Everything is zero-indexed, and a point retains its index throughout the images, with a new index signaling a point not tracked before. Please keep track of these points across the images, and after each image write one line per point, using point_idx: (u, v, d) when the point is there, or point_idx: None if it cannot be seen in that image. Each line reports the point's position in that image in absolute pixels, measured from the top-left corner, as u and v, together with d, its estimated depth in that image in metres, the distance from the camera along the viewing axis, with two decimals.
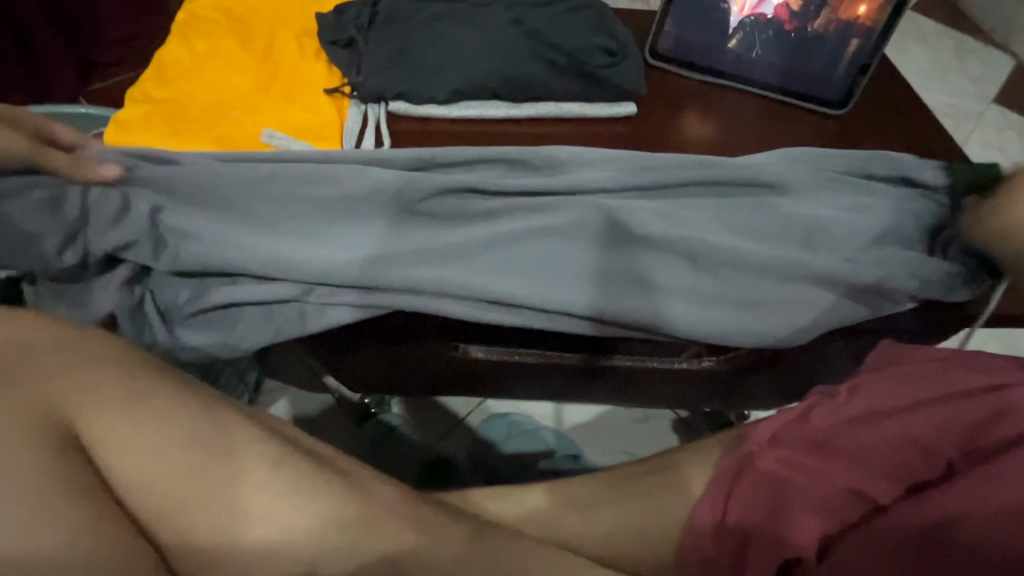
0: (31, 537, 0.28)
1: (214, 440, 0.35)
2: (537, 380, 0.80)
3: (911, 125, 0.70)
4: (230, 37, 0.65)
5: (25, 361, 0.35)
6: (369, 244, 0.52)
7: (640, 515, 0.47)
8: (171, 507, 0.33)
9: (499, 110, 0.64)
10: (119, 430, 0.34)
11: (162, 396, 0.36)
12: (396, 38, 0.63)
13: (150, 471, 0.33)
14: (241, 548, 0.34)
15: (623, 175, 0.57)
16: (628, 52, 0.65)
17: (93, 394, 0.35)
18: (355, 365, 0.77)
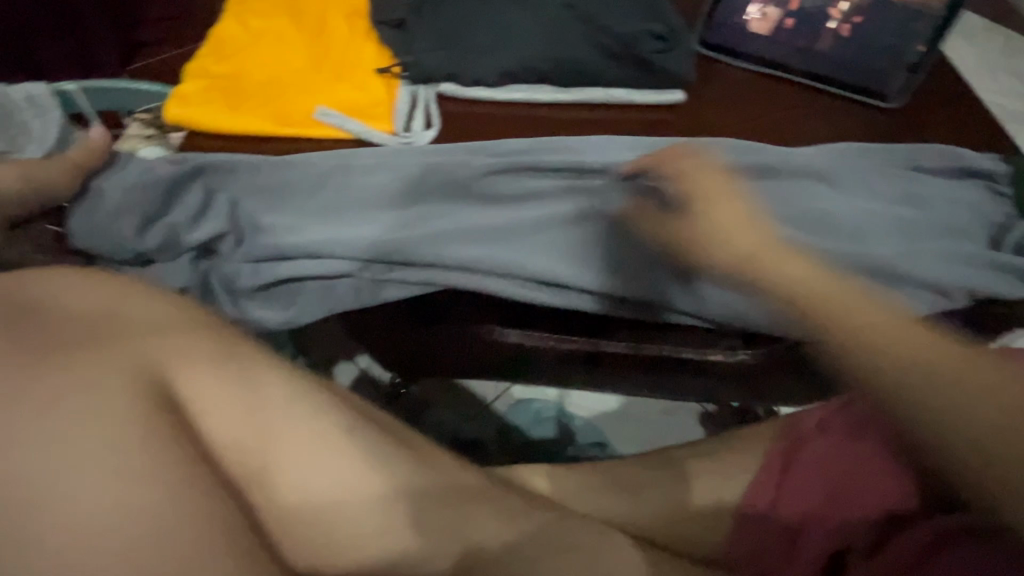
0: (136, 486, 0.30)
1: (291, 404, 0.36)
2: (564, 365, 0.80)
3: (967, 117, 0.69)
4: (282, 15, 0.66)
5: (115, 320, 0.36)
6: (414, 222, 0.53)
7: (687, 498, 0.49)
8: (254, 464, 0.35)
9: (546, 94, 0.64)
10: (203, 389, 0.35)
11: (242, 359, 0.37)
12: (447, 20, 0.63)
13: (232, 429, 0.35)
14: (318, 507, 0.35)
15: (663, 160, 0.56)
16: (679, 39, 0.65)
17: (180, 352, 0.36)
18: (393, 347, 0.79)
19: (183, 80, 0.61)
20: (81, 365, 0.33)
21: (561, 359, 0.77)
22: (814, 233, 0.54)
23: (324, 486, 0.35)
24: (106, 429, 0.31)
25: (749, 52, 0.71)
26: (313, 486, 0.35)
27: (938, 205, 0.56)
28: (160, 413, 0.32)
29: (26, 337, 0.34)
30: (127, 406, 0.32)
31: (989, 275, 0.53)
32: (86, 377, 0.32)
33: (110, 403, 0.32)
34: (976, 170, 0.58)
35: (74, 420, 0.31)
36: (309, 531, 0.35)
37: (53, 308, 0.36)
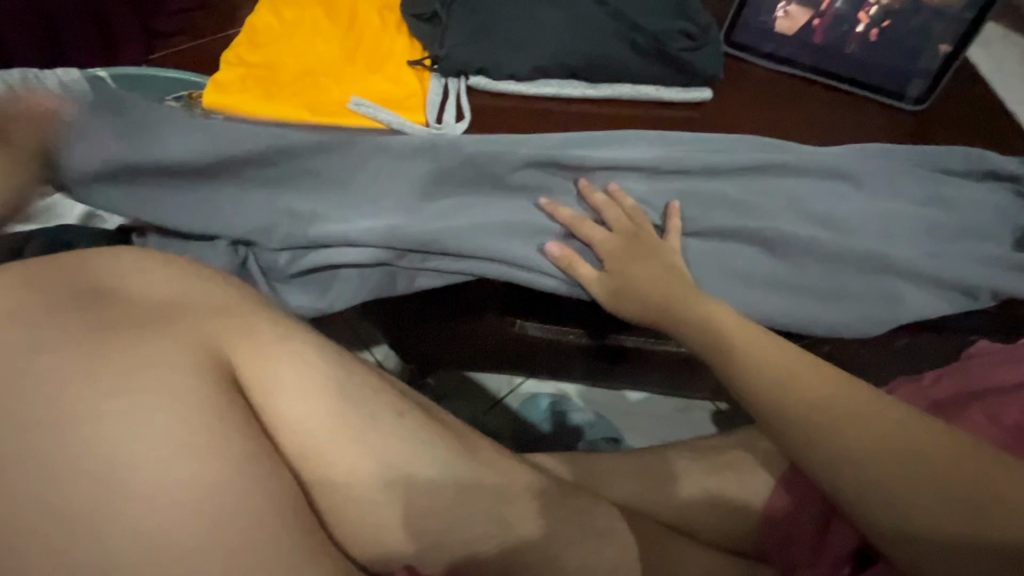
0: (199, 461, 0.31)
1: (341, 386, 0.37)
2: (585, 359, 0.82)
3: (990, 121, 0.69)
4: (315, 6, 0.67)
5: (173, 302, 0.36)
6: (449, 214, 0.54)
7: (712, 491, 0.47)
8: (307, 443, 0.35)
9: (575, 89, 0.64)
10: (258, 368, 0.36)
11: (292, 340, 0.37)
12: (478, 14, 0.64)
13: (286, 408, 0.35)
14: (367, 485, 0.36)
15: (697, 155, 0.55)
16: (708, 37, 0.65)
17: (237, 334, 0.36)
18: (413, 338, 0.80)
19: (220, 68, 0.61)
20: (140, 342, 0.33)
21: (578, 351, 0.79)
22: (843, 231, 0.55)
23: (369, 468, 0.36)
24: (168, 404, 0.32)
25: (775, 52, 0.71)
26: (361, 464, 0.36)
27: (965, 207, 0.56)
28: (220, 390, 0.33)
29: (84, 315, 0.34)
30: (188, 382, 0.32)
31: (1015, 276, 0.54)
32: (147, 353, 0.33)
33: (173, 379, 0.32)
34: (1002, 174, 0.57)
35: (136, 395, 0.32)
36: (357, 509, 0.36)
37: (108, 287, 0.36)
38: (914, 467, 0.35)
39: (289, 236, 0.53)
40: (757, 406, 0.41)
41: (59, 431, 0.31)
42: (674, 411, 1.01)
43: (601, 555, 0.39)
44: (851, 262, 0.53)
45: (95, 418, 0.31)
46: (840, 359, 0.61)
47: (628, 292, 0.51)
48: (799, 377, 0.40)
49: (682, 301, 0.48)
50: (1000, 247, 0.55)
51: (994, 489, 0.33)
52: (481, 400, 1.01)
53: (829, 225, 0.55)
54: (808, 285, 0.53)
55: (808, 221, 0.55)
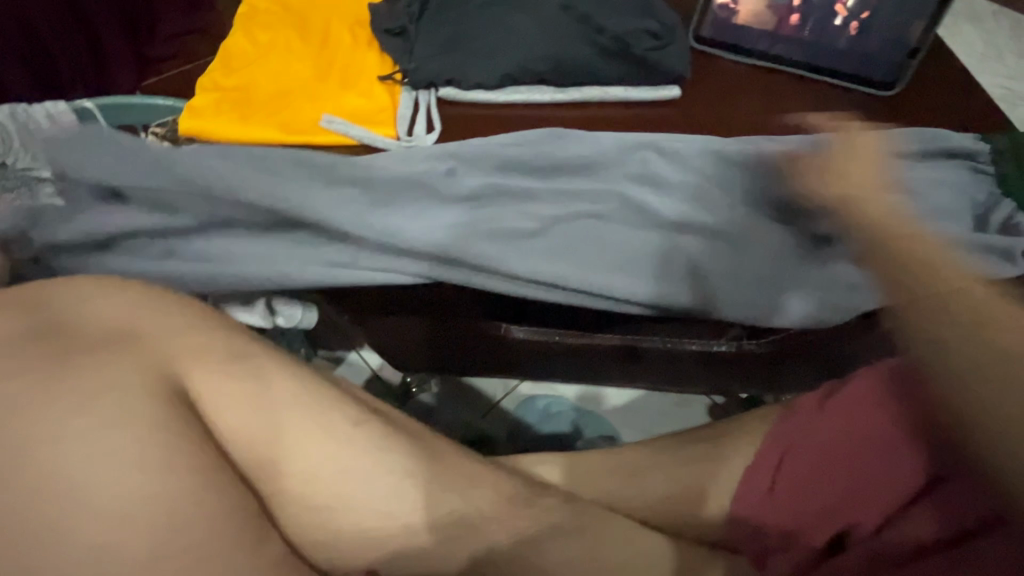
0: (154, 483, 0.32)
1: (302, 400, 0.39)
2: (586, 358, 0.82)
3: (963, 101, 0.69)
4: (289, 27, 0.69)
5: (136, 327, 0.38)
6: (438, 226, 0.55)
7: (671, 485, 0.48)
8: (267, 455, 0.37)
9: (545, 95, 0.65)
10: (220, 387, 0.37)
11: (255, 357, 0.39)
12: (447, 26, 0.66)
13: (246, 425, 0.37)
14: (326, 500, 0.37)
15: (671, 160, 0.58)
16: (673, 35, 0.66)
17: (197, 357, 0.38)
18: (402, 345, 0.81)
19: (196, 93, 0.63)
20: (100, 365, 0.35)
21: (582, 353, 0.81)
22: (805, 221, 0.56)
23: (325, 481, 0.38)
24: (123, 423, 0.33)
25: (744, 45, 0.72)
26: (320, 474, 0.38)
27: (929, 188, 0.56)
28: (178, 411, 0.35)
29: (45, 344, 0.36)
30: (142, 403, 0.34)
31: (985, 255, 0.54)
32: (103, 378, 0.34)
33: (128, 401, 0.34)
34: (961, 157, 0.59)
35: (93, 416, 0.33)
36: (319, 518, 0.37)
37: (66, 314, 0.38)
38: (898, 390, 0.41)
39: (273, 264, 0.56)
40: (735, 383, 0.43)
41: (21, 455, 0.32)
42: (671, 406, 1.02)
43: (560, 552, 0.39)
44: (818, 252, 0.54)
45: (56, 439, 0.32)
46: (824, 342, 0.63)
47: None
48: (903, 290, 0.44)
49: None
50: (966, 226, 0.55)
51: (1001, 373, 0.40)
52: (478, 405, 1.02)
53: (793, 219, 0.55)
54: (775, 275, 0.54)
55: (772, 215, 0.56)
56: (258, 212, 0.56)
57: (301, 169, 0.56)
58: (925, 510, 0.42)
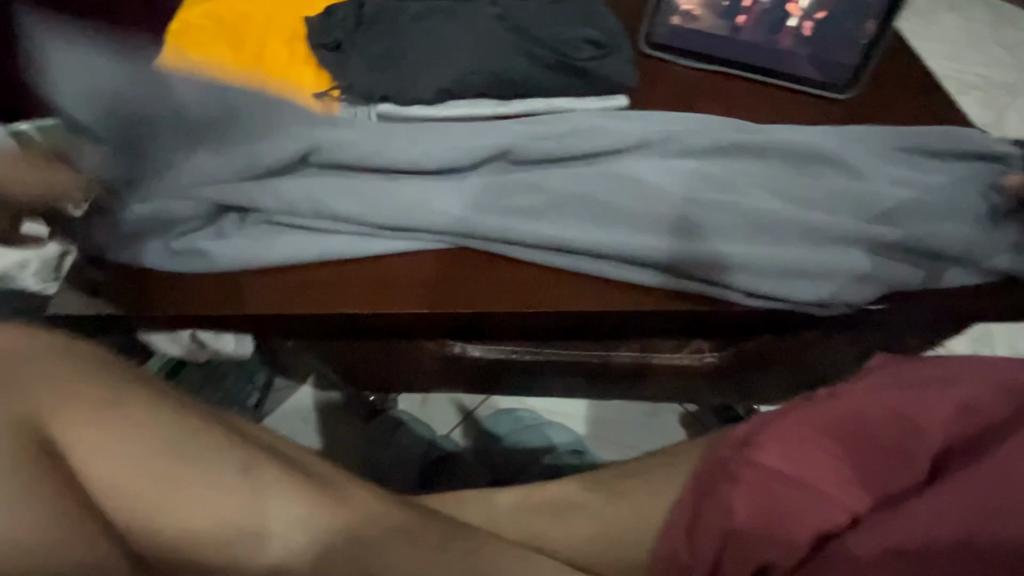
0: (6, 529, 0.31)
1: (189, 448, 0.38)
2: (562, 376, 0.80)
3: (922, 105, 0.66)
4: (221, 44, 0.66)
5: (8, 369, 0.37)
6: (452, 201, 0.56)
7: (600, 522, 0.44)
8: (136, 501, 0.35)
9: (486, 109, 0.62)
10: (84, 436, 0.36)
11: (135, 403, 0.38)
12: (383, 39, 0.63)
13: (108, 474, 0.35)
14: (200, 541, 0.35)
15: (658, 137, 0.59)
16: (617, 43, 0.64)
17: (67, 400, 0.36)
18: (360, 364, 0.79)
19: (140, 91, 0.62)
20: None
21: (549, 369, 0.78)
22: (768, 192, 0.57)
23: (204, 533, 0.35)
24: None
25: (695, 51, 0.70)
26: (200, 518, 0.35)
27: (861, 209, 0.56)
28: (40, 456, 0.33)
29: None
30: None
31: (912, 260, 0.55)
32: None
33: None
34: (902, 177, 0.57)
35: None
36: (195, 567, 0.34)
37: None
38: None
39: (211, 264, 0.54)
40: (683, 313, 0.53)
41: None
42: (639, 415, 1.01)
43: None
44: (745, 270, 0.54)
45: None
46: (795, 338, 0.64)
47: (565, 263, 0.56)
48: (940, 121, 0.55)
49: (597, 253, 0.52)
50: (903, 231, 0.55)
51: None
52: None
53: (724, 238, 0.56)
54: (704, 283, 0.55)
55: (706, 239, 0.55)
56: (199, 207, 0.54)
57: (268, 142, 0.54)
58: (864, 533, 0.36)
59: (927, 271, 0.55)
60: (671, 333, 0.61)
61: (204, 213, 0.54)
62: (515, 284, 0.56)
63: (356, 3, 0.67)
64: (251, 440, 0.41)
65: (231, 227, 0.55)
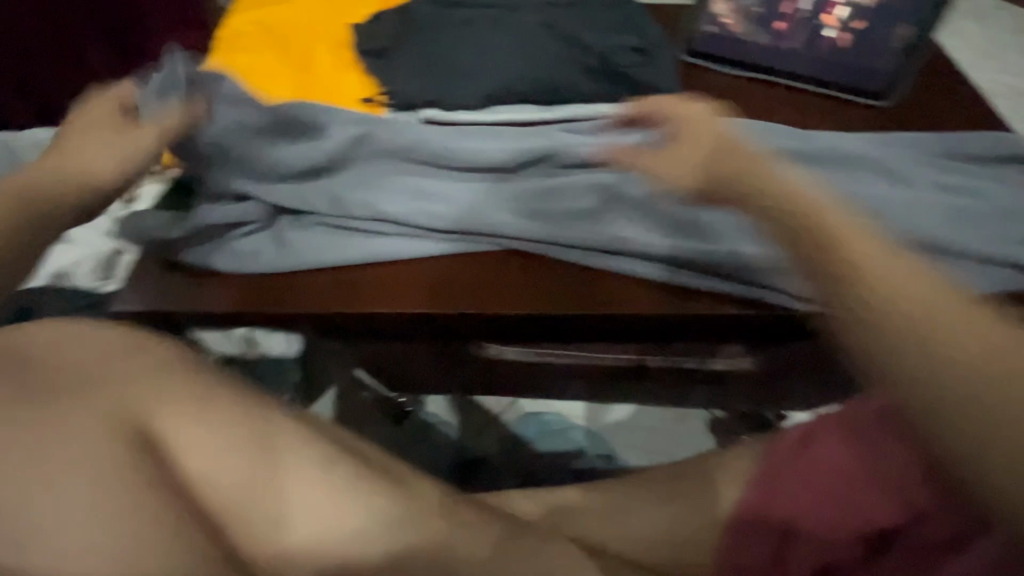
0: (116, 528, 0.33)
1: (274, 443, 0.38)
2: (593, 380, 0.80)
3: (961, 110, 0.67)
4: (269, 50, 0.68)
5: (102, 369, 0.38)
6: (475, 200, 0.57)
7: (655, 522, 0.45)
8: (232, 495, 0.36)
9: (530, 114, 0.63)
10: (178, 433, 0.37)
11: (219, 399, 0.39)
12: (429, 46, 0.65)
13: (205, 468, 0.37)
14: (292, 533, 0.36)
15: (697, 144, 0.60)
16: (658, 50, 0.65)
17: (160, 399, 0.37)
18: (392, 364, 0.79)
19: None
20: (71, 413, 0.35)
21: (580, 373, 0.78)
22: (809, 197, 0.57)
23: (295, 525, 0.37)
24: (93, 470, 0.34)
25: (732, 57, 0.70)
26: (288, 516, 0.37)
27: (906, 212, 0.56)
28: (144, 455, 0.35)
29: (18, 384, 0.36)
30: (104, 456, 0.34)
31: (968, 265, 0.54)
32: (71, 424, 0.35)
33: (90, 451, 0.34)
34: (945, 182, 0.59)
35: (61, 465, 0.34)
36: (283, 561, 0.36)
37: (43, 354, 0.38)
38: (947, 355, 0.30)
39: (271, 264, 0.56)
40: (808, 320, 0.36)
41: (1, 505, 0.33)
42: (668, 422, 0.99)
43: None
44: (792, 272, 0.54)
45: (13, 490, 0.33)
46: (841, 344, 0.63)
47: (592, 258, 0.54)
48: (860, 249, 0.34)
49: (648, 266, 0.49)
50: (952, 236, 0.55)
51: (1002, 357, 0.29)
52: (474, 424, 0.98)
53: (770, 243, 0.56)
54: (748, 289, 0.55)
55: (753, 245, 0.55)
56: (260, 209, 0.57)
57: (332, 144, 0.58)
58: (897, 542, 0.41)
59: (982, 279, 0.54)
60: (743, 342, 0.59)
61: (260, 216, 0.57)
62: (558, 284, 0.56)
63: (401, 11, 0.69)
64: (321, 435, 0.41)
65: (282, 227, 0.57)
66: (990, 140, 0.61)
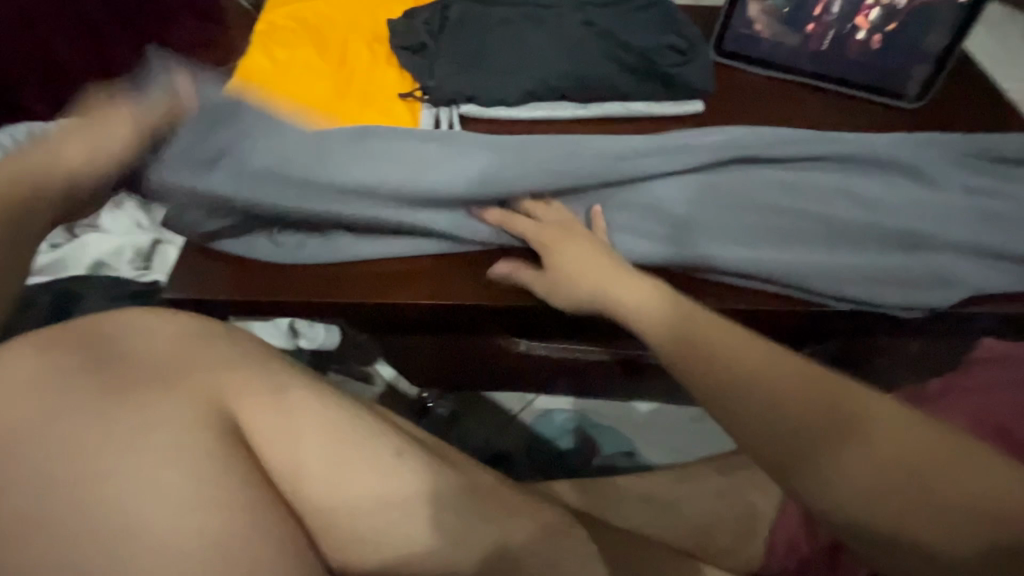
0: (210, 517, 0.30)
1: (356, 433, 0.37)
2: (613, 375, 0.82)
3: (991, 113, 0.68)
4: (308, 45, 0.68)
5: (181, 355, 0.36)
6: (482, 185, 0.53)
7: None
8: (317, 485, 0.35)
9: (567, 111, 0.64)
10: (261, 420, 0.35)
11: (300, 389, 0.37)
12: (469, 42, 0.65)
13: (287, 458, 0.35)
14: (374, 523, 0.36)
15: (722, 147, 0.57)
16: (697, 50, 0.66)
17: (242, 388, 0.36)
18: (419, 359, 0.80)
19: None
20: (150, 400, 0.33)
21: (597, 370, 0.80)
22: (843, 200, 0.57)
23: (375, 516, 0.36)
24: (182, 455, 0.32)
25: (767, 58, 0.71)
26: (366, 502, 0.36)
27: (935, 220, 0.56)
28: (232, 443, 0.33)
29: (91, 370, 0.34)
30: (195, 443, 0.32)
31: (1007, 265, 0.55)
32: (154, 411, 0.33)
33: (174, 436, 0.32)
34: (973, 185, 0.58)
35: (146, 451, 0.31)
36: (363, 548, 0.36)
37: (116, 340, 0.36)
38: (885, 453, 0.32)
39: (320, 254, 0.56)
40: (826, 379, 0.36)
41: (79, 495, 0.30)
42: (687, 421, 0.99)
43: None
44: (835, 274, 0.54)
45: (94, 481, 0.31)
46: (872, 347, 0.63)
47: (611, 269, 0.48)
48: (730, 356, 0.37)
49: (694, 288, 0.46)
50: (993, 236, 0.55)
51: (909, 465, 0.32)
52: (493, 419, 0.99)
53: (808, 243, 0.56)
54: (782, 288, 0.55)
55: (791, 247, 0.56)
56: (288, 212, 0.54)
57: (337, 154, 0.53)
58: None
59: (1014, 280, 0.55)
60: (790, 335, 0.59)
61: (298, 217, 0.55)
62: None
63: (439, 7, 0.69)
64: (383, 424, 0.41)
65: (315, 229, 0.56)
66: None
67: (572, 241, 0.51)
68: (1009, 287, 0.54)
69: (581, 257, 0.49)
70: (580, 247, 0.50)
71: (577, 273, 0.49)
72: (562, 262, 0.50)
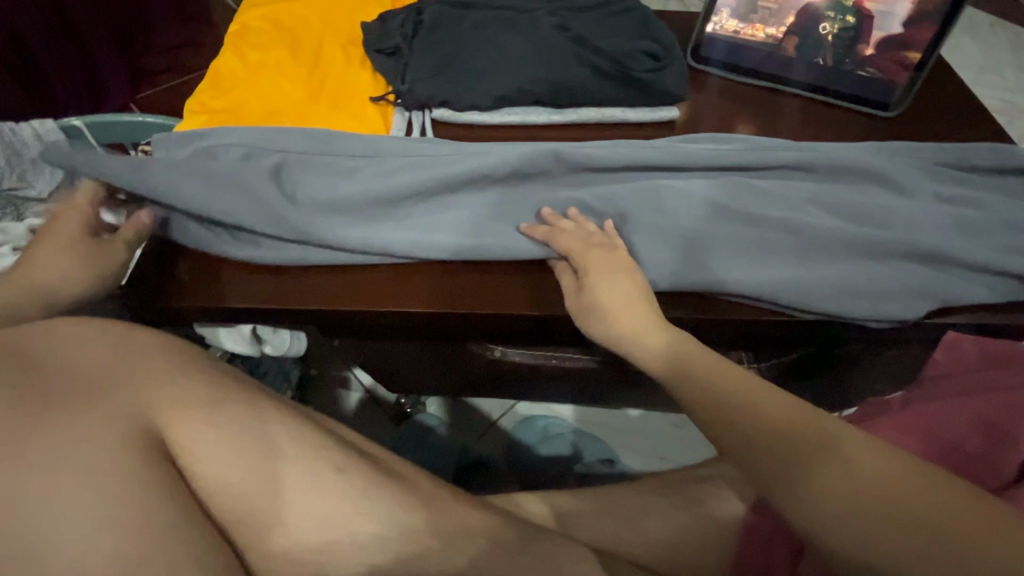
0: (129, 537, 0.29)
1: (296, 450, 0.37)
2: (590, 381, 0.80)
3: (965, 121, 0.67)
4: (280, 46, 0.68)
5: (112, 372, 0.35)
6: (457, 206, 0.56)
7: None
8: (250, 504, 0.35)
9: (540, 116, 0.64)
10: (194, 436, 0.35)
11: (239, 405, 0.37)
12: (442, 47, 0.65)
13: (218, 475, 0.35)
14: (307, 544, 0.36)
15: (679, 155, 0.58)
16: (671, 56, 0.66)
17: (177, 405, 0.35)
18: (396, 364, 0.78)
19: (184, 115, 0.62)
20: (72, 417, 0.32)
21: (572, 378, 0.79)
22: (805, 207, 0.57)
23: (304, 536, 0.36)
24: (99, 477, 0.30)
25: (743, 65, 0.71)
26: (303, 522, 0.36)
27: (905, 231, 0.55)
28: (157, 463, 0.32)
29: (8, 383, 0.33)
30: (115, 461, 0.31)
31: (978, 276, 0.54)
32: (78, 428, 0.32)
33: (97, 455, 0.31)
34: (945, 195, 0.57)
35: (63, 469, 0.30)
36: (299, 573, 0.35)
37: (45, 356, 0.35)
38: (834, 474, 0.34)
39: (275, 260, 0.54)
40: (773, 407, 0.38)
41: None
42: (668, 428, 0.99)
43: None
44: (807, 288, 0.53)
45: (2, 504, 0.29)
46: (843, 358, 0.63)
47: (594, 296, 0.49)
48: (707, 386, 0.41)
49: (652, 319, 0.47)
50: (967, 247, 0.54)
51: (887, 495, 0.33)
52: (474, 427, 0.99)
53: (780, 254, 0.55)
54: (754, 303, 0.54)
55: (757, 261, 0.55)
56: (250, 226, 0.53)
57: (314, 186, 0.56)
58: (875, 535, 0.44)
59: (984, 291, 0.54)
60: (747, 343, 0.60)
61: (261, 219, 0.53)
62: (553, 290, 0.55)
63: (413, 10, 0.68)
64: (326, 446, 0.39)
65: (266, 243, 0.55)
66: (1005, 153, 0.60)
67: (619, 273, 0.50)
68: (981, 297, 0.54)
69: (622, 292, 0.49)
70: (622, 281, 0.49)
71: (607, 297, 0.49)
72: (597, 286, 0.49)
